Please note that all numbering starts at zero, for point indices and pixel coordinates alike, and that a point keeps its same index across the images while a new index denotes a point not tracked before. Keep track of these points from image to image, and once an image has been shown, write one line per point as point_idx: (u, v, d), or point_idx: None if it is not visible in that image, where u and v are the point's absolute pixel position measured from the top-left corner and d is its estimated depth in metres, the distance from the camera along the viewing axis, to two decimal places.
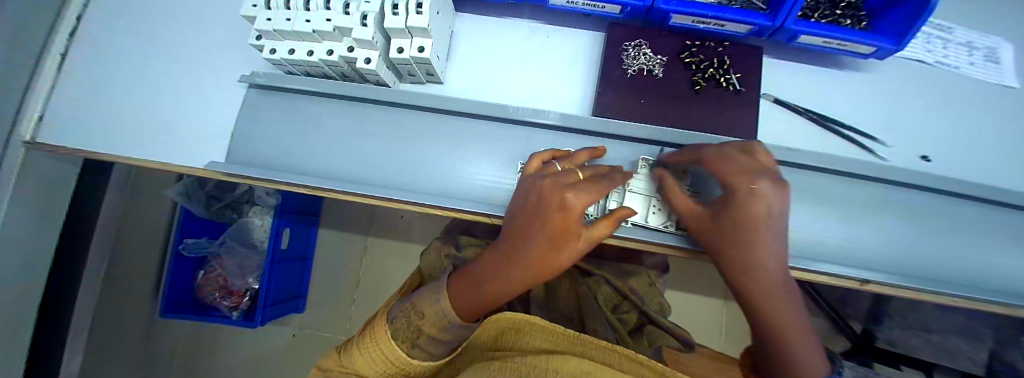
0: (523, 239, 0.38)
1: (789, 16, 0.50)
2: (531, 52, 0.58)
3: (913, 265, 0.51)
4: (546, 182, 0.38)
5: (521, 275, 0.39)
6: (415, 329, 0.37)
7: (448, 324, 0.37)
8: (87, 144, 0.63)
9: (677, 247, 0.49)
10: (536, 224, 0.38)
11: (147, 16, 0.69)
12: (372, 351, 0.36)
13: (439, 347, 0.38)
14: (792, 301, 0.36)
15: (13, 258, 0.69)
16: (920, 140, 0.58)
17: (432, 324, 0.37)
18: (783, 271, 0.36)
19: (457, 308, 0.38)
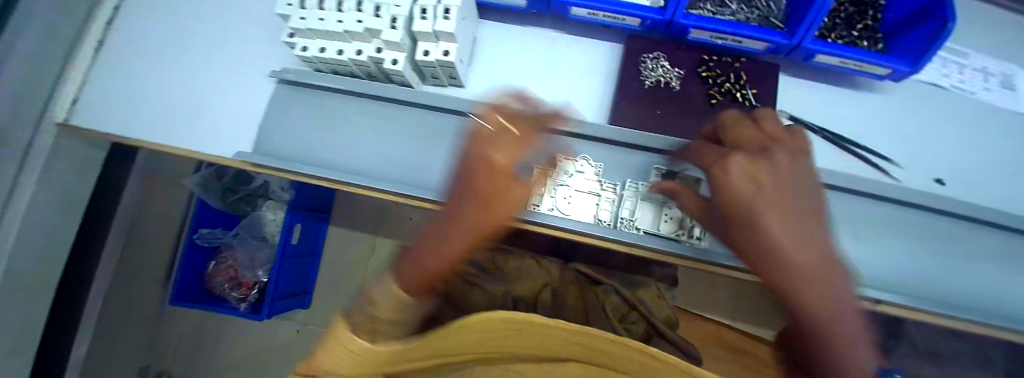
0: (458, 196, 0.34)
1: (806, 35, 0.51)
2: (551, 60, 0.60)
3: (926, 288, 0.51)
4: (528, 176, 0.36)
5: (457, 239, 0.34)
6: (369, 318, 0.34)
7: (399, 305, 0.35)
8: (119, 130, 0.66)
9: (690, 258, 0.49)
10: (464, 178, 0.33)
11: (183, 10, 0.72)
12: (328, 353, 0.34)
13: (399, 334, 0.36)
14: (838, 289, 0.28)
15: (39, 235, 0.71)
16: (934, 163, 0.58)
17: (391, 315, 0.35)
18: (817, 256, 0.29)
19: (403, 284, 0.36)
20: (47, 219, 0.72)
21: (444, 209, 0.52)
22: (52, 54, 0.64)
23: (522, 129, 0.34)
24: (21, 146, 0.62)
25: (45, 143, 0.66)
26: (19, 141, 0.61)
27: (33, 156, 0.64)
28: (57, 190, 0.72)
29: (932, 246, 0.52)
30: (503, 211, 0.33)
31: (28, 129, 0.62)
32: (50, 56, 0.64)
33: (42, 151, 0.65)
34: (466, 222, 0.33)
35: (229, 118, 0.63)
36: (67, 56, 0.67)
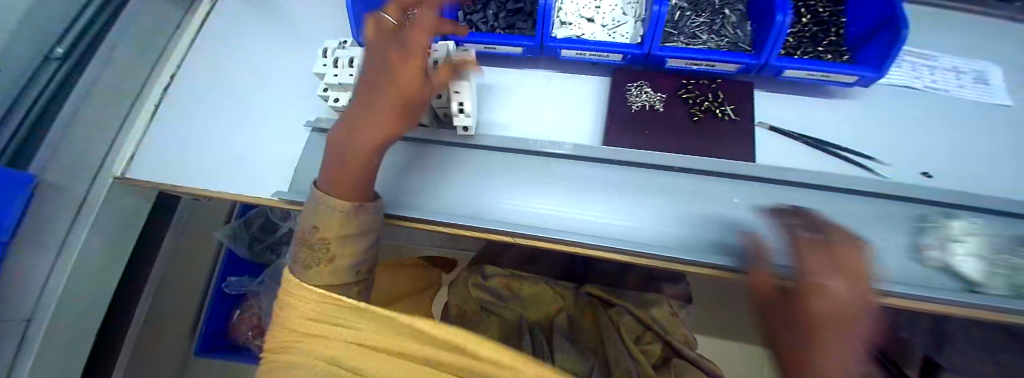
0: (372, 99, 0.46)
1: (771, 54, 0.57)
2: (547, 94, 0.68)
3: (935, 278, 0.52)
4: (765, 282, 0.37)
5: (357, 144, 0.47)
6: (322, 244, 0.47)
7: (344, 214, 0.47)
8: (170, 178, 0.74)
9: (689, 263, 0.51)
10: (377, 90, 0.45)
11: (229, 75, 0.85)
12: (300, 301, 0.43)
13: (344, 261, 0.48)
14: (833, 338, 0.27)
15: (89, 279, 0.78)
16: (920, 158, 0.61)
17: (337, 229, 0.47)
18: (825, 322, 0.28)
19: (330, 189, 0.48)
20: (98, 263, 0.79)
21: (458, 231, 0.57)
22: (109, 118, 0.75)
23: (405, 64, 0.43)
24: (76, 197, 0.70)
25: (98, 195, 0.74)
26: (77, 192, 0.70)
27: (87, 207, 0.72)
28: (105, 238, 0.79)
29: None
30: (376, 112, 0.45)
31: (84, 184, 0.71)
32: (110, 118, 0.75)
33: (95, 202, 0.73)
34: (366, 120, 0.46)
35: (266, 163, 0.72)
36: (124, 121, 0.78)
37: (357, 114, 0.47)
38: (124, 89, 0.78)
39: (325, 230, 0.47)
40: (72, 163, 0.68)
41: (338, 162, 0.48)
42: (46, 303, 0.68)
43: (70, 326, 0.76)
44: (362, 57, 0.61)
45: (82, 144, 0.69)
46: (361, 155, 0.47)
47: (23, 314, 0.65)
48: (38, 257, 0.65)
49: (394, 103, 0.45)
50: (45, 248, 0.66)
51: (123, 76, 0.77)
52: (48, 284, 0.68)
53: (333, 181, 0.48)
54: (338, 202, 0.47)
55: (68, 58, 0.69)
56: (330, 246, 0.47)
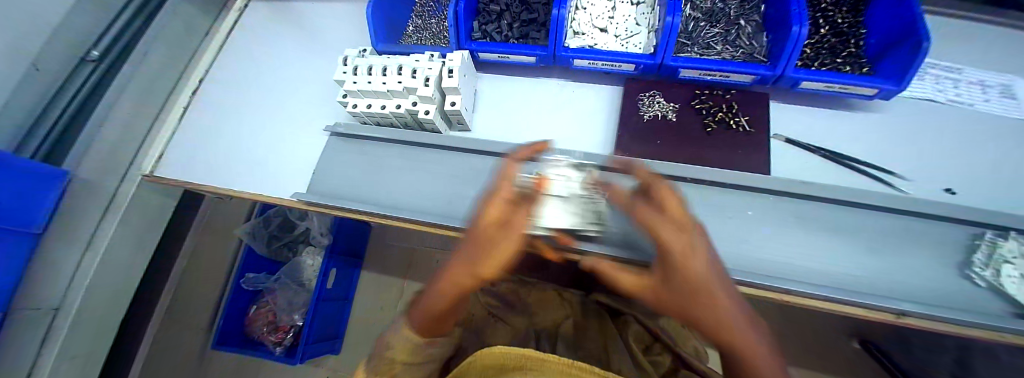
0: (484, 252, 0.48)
1: (787, 65, 0.57)
2: (558, 103, 0.69)
3: (957, 300, 0.50)
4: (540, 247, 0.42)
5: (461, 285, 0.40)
6: (388, 362, 0.42)
7: (413, 346, 0.42)
8: (196, 177, 0.79)
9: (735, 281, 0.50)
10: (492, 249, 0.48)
11: (254, 79, 0.88)
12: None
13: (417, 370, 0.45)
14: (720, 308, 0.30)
15: (115, 271, 0.81)
16: (946, 175, 0.59)
17: (406, 355, 0.42)
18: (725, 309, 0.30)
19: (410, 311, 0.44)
20: (126, 255, 0.83)
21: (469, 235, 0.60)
22: (142, 119, 0.80)
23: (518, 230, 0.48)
24: (108, 192, 0.74)
25: (129, 191, 0.79)
26: (109, 188, 0.74)
27: (118, 200, 0.77)
28: (133, 233, 0.83)
29: (945, 254, 0.52)
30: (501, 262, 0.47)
31: (116, 179, 0.75)
32: (141, 119, 0.79)
33: (125, 197, 0.78)
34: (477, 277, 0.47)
35: (285, 165, 0.75)
36: (154, 121, 0.83)
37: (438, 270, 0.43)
38: (154, 91, 0.82)
39: (394, 352, 0.42)
40: (104, 160, 0.72)
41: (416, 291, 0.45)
42: (75, 292, 0.72)
43: (97, 316, 0.80)
44: (380, 64, 0.64)
45: (113, 142, 0.74)
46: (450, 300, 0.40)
47: (53, 301, 0.69)
48: (71, 246, 0.69)
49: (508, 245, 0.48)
50: (76, 240, 0.70)
51: (155, 79, 0.82)
52: (77, 274, 0.72)
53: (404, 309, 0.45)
54: (414, 332, 0.42)
55: (103, 59, 0.75)
56: (394, 367, 0.42)
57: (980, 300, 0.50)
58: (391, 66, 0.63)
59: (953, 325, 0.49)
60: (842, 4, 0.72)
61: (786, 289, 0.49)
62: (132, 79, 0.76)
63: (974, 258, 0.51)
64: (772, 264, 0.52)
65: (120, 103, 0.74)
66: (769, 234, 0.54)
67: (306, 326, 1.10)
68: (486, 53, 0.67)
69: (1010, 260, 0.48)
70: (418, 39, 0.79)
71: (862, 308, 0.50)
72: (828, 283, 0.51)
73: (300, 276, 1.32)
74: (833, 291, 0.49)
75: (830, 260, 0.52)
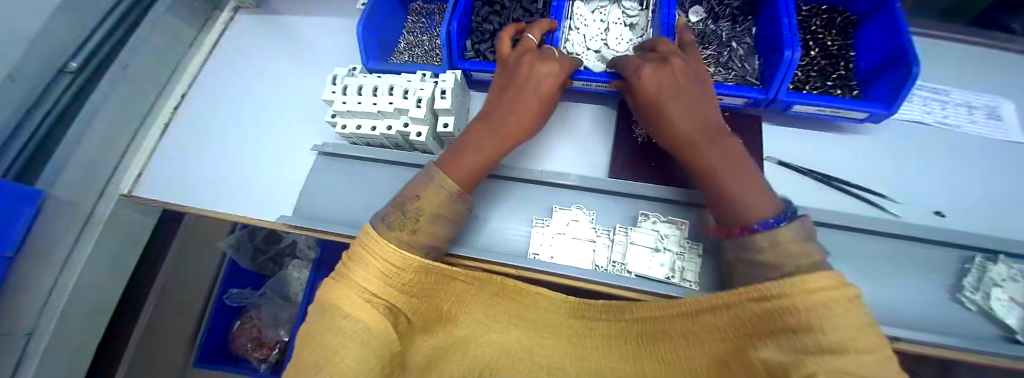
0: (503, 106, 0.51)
1: (780, 89, 0.57)
2: (550, 122, 0.67)
3: (946, 323, 0.51)
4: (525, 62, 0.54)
5: (507, 140, 0.50)
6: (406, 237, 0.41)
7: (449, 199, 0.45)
8: (178, 196, 0.76)
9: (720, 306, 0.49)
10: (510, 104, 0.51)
11: (239, 94, 0.86)
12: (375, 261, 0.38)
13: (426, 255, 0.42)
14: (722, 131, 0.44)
15: (90, 294, 0.77)
16: (934, 196, 0.60)
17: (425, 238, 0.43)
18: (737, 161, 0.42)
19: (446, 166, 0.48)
20: (103, 276, 0.79)
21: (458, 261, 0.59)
22: (120, 135, 0.76)
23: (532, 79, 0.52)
24: (83, 212, 0.71)
25: (105, 211, 0.75)
26: (84, 208, 0.71)
27: (94, 221, 0.73)
28: (110, 253, 0.79)
29: (938, 278, 0.53)
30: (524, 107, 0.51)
31: (92, 199, 0.72)
32: (117, 136, 0.76)
33: (101, 217, 0.74)
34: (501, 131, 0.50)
35: (271, 184, 0.73)
36: (134, 137, 0.80)
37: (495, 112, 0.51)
38: (133, 106, 0.79)
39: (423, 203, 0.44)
40: (78, 178, 0.69)
41: (392, 209, 0.43)
42: (48, 317, 0.69)
43: (72, 341, 0.77)
44: (371, 85, 0.62)
45: (88, 159, 0.70)
46: (490, 151, 0.49)
47: (26, 327, 0.65)
48: (42, 272, 0.66)
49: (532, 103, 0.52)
50: (48, 264, 0.66)
51: (134, 94, 0.78)
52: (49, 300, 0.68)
53: (387, 222, 0.42)
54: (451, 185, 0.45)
55: (80, 71, 0.69)
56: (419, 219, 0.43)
57: (972, 322, 0.51)
58: (382, 87, 0.62)
59: (943, 349, 0.50)
60: (832, 26, 0.72)
61: None
62: (111, 95, 0.73)
63: (965, 281, 0.52)
64: None
65: (97, 118, 0.71)
66: None
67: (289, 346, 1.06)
68: (479, 73, 0.66)
69: (999, 283, 0.50)
70: (410, 57, 0.78)
71: None
72: None
73: (287, 289, 1.28)
74: None
75: None
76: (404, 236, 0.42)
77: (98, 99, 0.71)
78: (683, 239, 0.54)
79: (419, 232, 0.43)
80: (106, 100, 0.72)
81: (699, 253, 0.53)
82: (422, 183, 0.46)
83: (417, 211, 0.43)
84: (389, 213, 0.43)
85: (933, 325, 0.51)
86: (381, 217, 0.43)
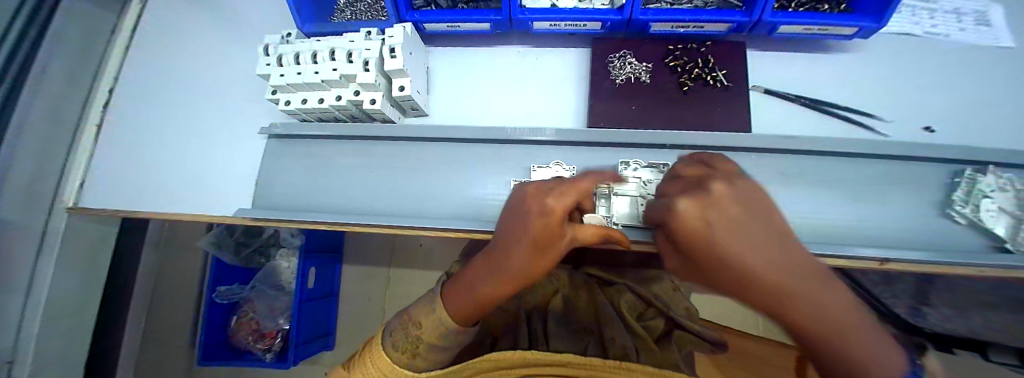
0: (502, 247, 0.40)
1: (764, 9, 0.51)
2: (520, 74, 0.62)
3: (921, 238, 0.52)
4: (534, 188, 0.38)
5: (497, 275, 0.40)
6: (414, 339, 0.42)
7: (442, 331, 0.42)
8: (126, 203, 0.69)
9: None
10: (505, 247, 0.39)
11: (168, 78, 0.75)
12: (374, 370, 0.42)
13: (438, 353, 0.44)
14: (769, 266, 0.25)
15: (64, 314, 0.74)
16: (921, 112, 0.59)
17: (434, 337, 0.42)
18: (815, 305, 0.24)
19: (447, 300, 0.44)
20: (77, 294, 0.76)
21: (439, 233, 0.57)
22: (58, 144, 0.67)
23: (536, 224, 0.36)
24: (34, 232, 0.66)
25: (59, 225, 0.70)
26: (35, 227, 0.66)
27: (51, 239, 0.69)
28: (79, 269, 0.75)
29: (921, 194, 0.53)
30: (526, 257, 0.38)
31: (41, 216, 0.66)
32: (54, 147, 0.67)
33: (56, 233, 0.69)
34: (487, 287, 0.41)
35: (222, 177, 0.66)
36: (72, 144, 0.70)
37: (484, 259, 0.43)
38: (63, 110, 0.67)
39: (423, 330, 0.42)
40: (19, 197, 0.62)
41: (399, 326, 0.44)
42: (26, 342, 0.66)
43: (60, 364, 0.75)
44: (309, 51, 0.55)
45: (25, 176, 0.63)
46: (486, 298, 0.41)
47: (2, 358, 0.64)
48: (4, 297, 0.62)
49: (525, 247, 0.38)
50: (10, 289, 0.63)
51: (65, 98, 0.67)
52: (23, 326, 0.66)
53: (393, 344, 0.43)
54: (450, 320, 0.42)
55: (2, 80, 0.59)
56: (419, 346, 0.42)
57: (949, 236, 0.52)
58: (322, 51, 0.54)
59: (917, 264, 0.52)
60: None
61: None
62: (36, 101, 0.63)
63: (955, 196, 0.51)
64: None
65: (28, 129, 0.62)
66: None
67: (291, 328, 1.07)
68: (432, 25, 0.58)
69: (989, 194, 0.49)
70: (353, 15, 0.68)
71: (847, 258, 0.50)
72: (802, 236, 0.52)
73: (279, 280, 1.26)
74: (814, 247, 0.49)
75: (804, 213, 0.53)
76: (405, 360, 0.42)
77: (21, 111, 0.62)
78: None
79: (420, 356, 0.42)
80: (35, 108, 0.63)
81: None
82: (423, 307, 0.44)
83: (418, 337, 0.42)
84: (396, 330, 0.44)
85: (908, 241, 0.52)
86: (389, 333, 0.44)
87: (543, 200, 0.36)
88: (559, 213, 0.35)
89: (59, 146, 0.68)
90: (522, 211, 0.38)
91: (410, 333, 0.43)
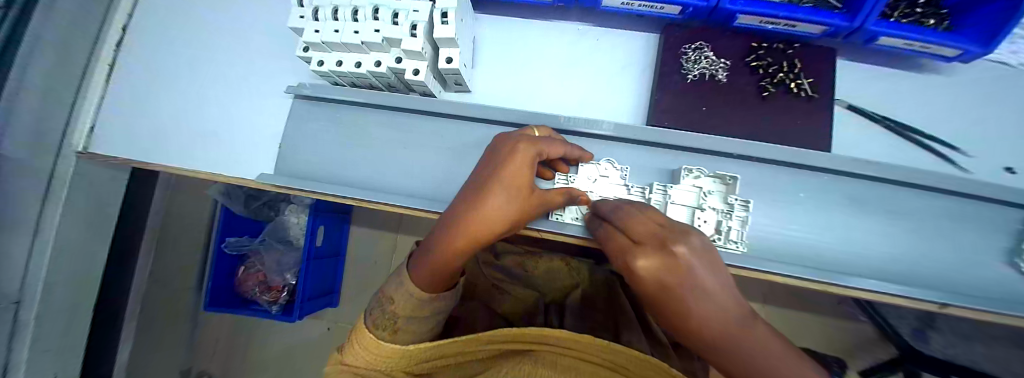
0: (474, 198, 0.38)
1: (869, 15, 0.45)
2: (577, 57, 0.56)
3: (983, 285, 0.49)
4: (499, 140, 0.42)
5: (473, 230, 0.37)
6: (389, 316, 0.41)
7: (417, 304, 0.41)
8: (139, 151, 0.65)
9: (756, 269, 0.46)
10: (477, 200, 0.37)
11: (186, 19, 0.69)
12: (359, 350, 0.40)
13: (420, 325, 0.42)
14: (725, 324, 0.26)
15: (71, 258, 0.72)
16: (1008, 149, 0.54)
17: (409, 309, 0.41)
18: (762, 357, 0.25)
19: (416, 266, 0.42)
20: (81, 238, 0.73)
21: None
22: (65, 79, 0.62)
23: (511, 172, 0.37)
24: (43, 172, 0.62)
25: (68, 168, 0.66)
26: (42, 167, 0.61)
27: (58, 181, 0.65)
28: (86, 214, 0.72)
29: (992, 237, 0.49)
30: (500, 206, 0.37)
31: (51, 156, 0.62)
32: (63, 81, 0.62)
33: (65, 175, 0.65)
34: (459, 240, 0.38)
35: (241, 135, 0.62)
36: (81, 84, 0.65)
37: (452, 212, 0.40)
38: (73, 42, 0.61)
39: (397, 305, 0.41)
40: (31, 134, 0.58)
41: (376, 304, 0.43)
42: (35, 283, 0.65)
43: (65, 306, 0.73)
44: (350, 7, 0.49)
45: (37, 113, 0.58)
46: (458, 253, 0.38)
47: (10, 297, 0.62)
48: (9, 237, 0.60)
49: (504, 196, 0.37)
50: (18, 228, 0.60)
51: (74, 30, 0.61)
52: (31, 267, 0.64)
53: (373, 321, 0.41)
54: (416, 286, 0.41)
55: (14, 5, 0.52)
56: (396, 321, 0.41)
57: (1014, 285, 0.49)
58: (364, 8, 0.48)
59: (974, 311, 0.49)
60: None
61: (831, 280, 0.45)
62: (45, 28, 0.57)
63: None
64: (811, 249, 0.49)
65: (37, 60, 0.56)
66: (814, 219, 0.48)
67: (298, 284, 1.06)
68: None
69: None
70: None
71: (904, 297, 0.47)
72: (859, 268, 0.49)
73: (287, 235, 1.25)
74: (876, 283, 0.46)
75: (868, 244, 0.49)
76: (386, 336, 0.40)
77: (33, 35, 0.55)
78: (729, 196, 0.47)
79: (401, 331, 0.41)
80: (45, 37, 0.57)
81: (749, 210, 0.46)
82: (396, 282, 0.44)
83: (393, 313, 0.41)
84: (374, 308, 0.43)
85: (969, 286, 0.49)
86: (369, 313, 0.43)
87: (513, 148, 0.39)
88: (527, 153, 0.38)
89: (68, 83, 0.63)
90: (495, 160, 0.39)
91: (385, 311, 0.42)
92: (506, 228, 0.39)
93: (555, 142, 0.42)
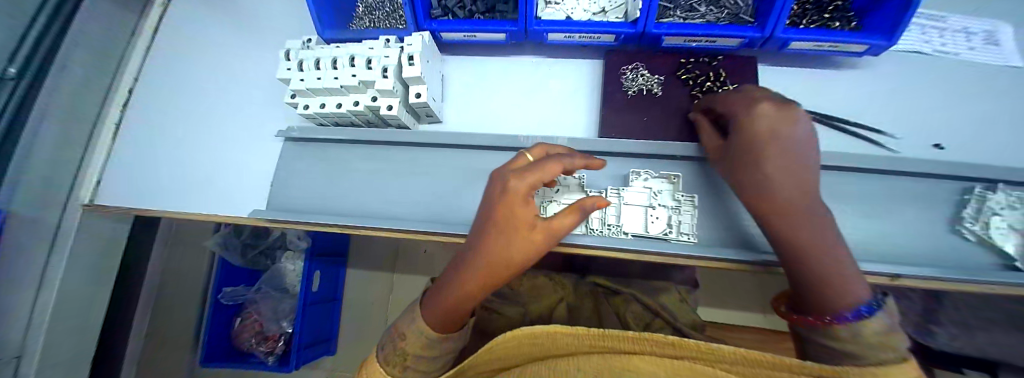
0: (478, 240, 0.38)
1: (777, 24, 0.52)
2: (534, 84, 0.63)
3: (933, 255, 0.52)
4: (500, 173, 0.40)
5: (481, 272, 0.38)
6: (400, 352, 0.41)
7: (426, 341, 0.41)
8: (140, 201, 0.71)
9: (732, 261, 0.47)
10: (478, 243, 0.38)
11: (184, 79, 0.77)
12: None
13: (429, 364, 0.42)
14: None
15: (73, 310, 0.74)
16: (932, 129, 0.59)
17: (420, 348, 0.41)
18: None
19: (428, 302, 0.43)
20: (84, 291, 0.76)
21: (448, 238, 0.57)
22: (73, 141, 0.68)
23: (506, 212, 0.36)
24: (47, 229, 0.66)
25: (73, 221, 0.71)
26: (49, 224, 0.67)
27: (62, 237, 0.69)
28: (89, 267, 0.76)
29: (931, 210, 0.53)
30: (500, 246, 0.37)
31: (56, 213, 0.67)
32: (72, 144, 0.68)
33: (69, 231, 0.70)
34: (465, 285, 0.39)
35: (235, 178, 0.67)
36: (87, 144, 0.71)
37: (461, 254, 0.41)
38: (81, 108, 0.69)
39: (407, 342, 0.41)
40: (39, 193, 0.64)
41: (387, 338, 0.43)
42: (35, 338, 0.67)
43: (64, 360, 0.74)
44: (329, 57, 0.57)
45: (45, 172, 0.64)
46: (468, 293, 0.39)
47: (10, 352, 0.64)
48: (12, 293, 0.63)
49: (500, 238, 0.37)
50: (22, 283, 0.64)
51: (83, 98, 0.69)
52: (32, 322, 0.66)
53: (385, 356, 0.41)
54: (428, 323, 0.41)
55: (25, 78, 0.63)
56: (406, 359, 0.40)
57: (964, 252, 0.52)
58: (342, 58, 0.56)
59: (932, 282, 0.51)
60: None
61: None
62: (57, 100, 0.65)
63: (964, 213, 0.52)
64: None
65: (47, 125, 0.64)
66: None
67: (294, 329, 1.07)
68: (449, 34, 0.60)
69: (997, 212, 0.50)
70: (371, 22, 0.70)
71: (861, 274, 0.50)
72: None
73: (283, 283, 1.26)
74: None
75: None
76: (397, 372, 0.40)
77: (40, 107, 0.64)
78: (677, 193, 0.51)
79: (411, 370, 0.40)
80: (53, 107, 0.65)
81: (695, 204, 0.51)
82: (407, 318, 0.44)
83: (403, 349, 0.41)
84: (386, 343, 0.43)
85: (919, 258, 0.52)
86: (381, 347, 0.43)
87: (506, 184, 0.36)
88: (521, 190, 0.35)
89: (76, 145, 0.69)
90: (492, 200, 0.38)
91: (396, 347, 0.41)
92: (513, 268, 0.39)
93: (550, 161, 0.38)
